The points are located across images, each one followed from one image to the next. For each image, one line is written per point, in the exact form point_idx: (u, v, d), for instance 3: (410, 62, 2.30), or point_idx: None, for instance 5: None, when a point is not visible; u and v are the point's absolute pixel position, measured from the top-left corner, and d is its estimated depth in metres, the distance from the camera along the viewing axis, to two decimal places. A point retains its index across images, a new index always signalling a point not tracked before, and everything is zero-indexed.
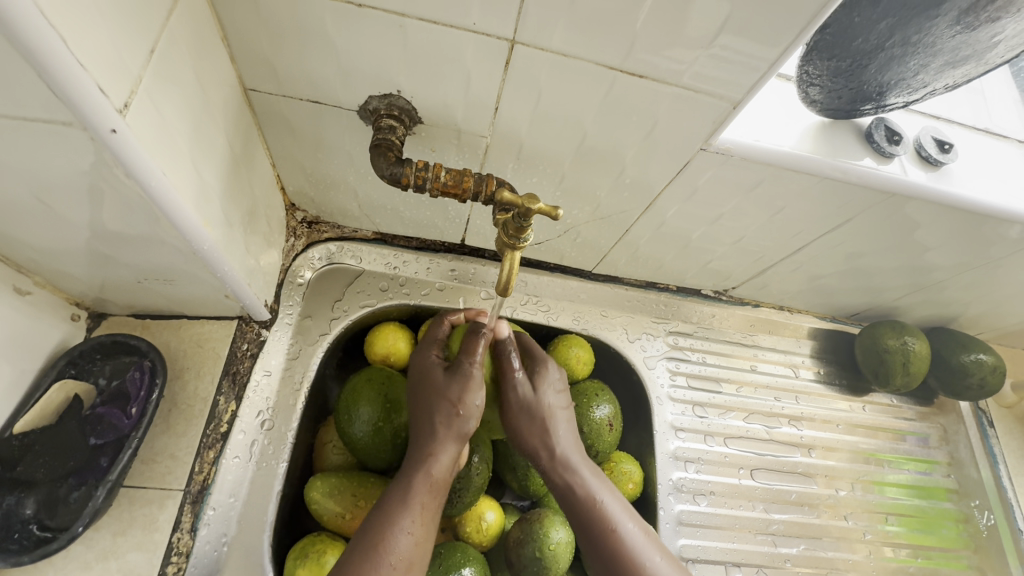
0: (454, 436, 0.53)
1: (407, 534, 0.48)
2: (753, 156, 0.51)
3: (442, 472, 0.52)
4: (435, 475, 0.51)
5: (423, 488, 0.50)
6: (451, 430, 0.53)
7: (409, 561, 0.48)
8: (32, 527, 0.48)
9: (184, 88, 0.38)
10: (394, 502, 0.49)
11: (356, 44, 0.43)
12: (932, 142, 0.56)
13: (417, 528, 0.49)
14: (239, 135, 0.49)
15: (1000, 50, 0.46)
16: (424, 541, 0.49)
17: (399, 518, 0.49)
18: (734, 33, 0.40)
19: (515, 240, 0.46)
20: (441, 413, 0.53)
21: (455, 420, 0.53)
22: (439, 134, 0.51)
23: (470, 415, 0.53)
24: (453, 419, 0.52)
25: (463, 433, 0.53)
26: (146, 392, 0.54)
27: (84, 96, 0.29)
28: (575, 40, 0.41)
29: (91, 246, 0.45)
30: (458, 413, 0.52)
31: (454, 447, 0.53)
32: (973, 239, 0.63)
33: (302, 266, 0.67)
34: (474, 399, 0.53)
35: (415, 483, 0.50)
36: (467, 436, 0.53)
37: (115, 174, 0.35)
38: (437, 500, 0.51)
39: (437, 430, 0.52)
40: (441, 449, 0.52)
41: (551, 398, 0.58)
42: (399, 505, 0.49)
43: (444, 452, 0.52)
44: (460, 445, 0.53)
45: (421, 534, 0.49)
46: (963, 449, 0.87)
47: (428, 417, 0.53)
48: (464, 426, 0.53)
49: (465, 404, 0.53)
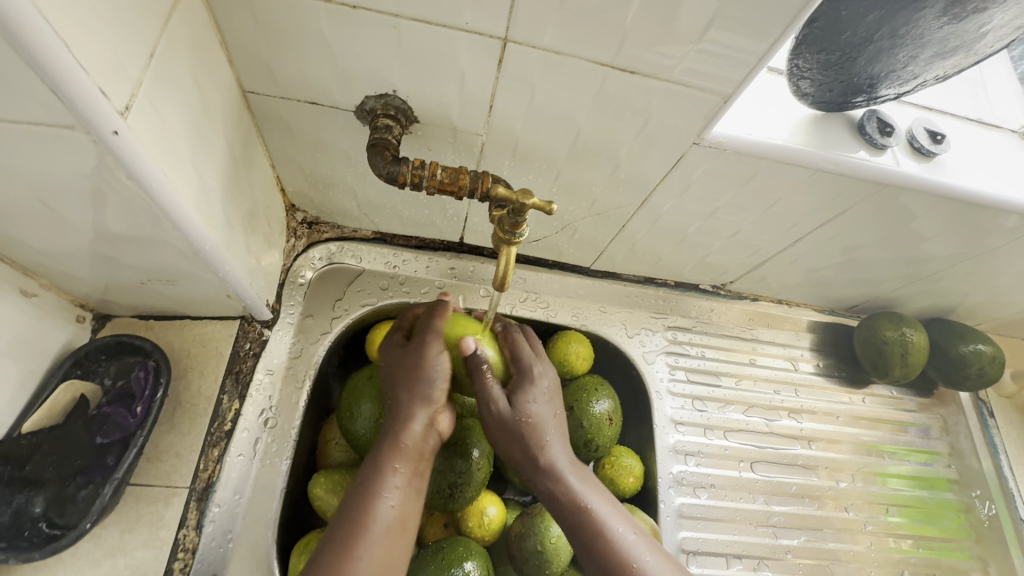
0: (421, 400, 0.51)
1: (389, 503, 0.46)
2: (745, 149, 0.52)
3: (415, 439, 0.50)
4: (407, 443, 0.49)
5: (395, 455, 0.49)
6: (417, 394, 0.51)
7: (392, 529, 0.46)
8: (42, 525, 0.49)
9: (184, 91, 0.39)
10: (370, 474, 0.48)
11: (351, 45, 0.44)
12: (925, 133, 0.57)
13: (395, 494, 0.47)
14: (238, 137, 0.49)
15: (989, 40, 0.47)
16: (408, 509, 0.47)
17: (377, 488, 0.47)
18: (722, 28, 0.41)
19: (511, 236, 0.47)
20: (409, 382, 0.52)
21: (421, 384, 0.52)
22: (435, 132, 0.52)
23: (434, 377, 0.52)
24: (418, 383, 0.52)
25: (430, 397, 0.52)
26: (151, 391, 0.55)
27: (86, 99, 0.30)
28: (566, 38, 0.42)
29: (94, 247, 0.46)
30: (425, 377, 0.52)
31: (424, 412, 0.51)
32: (968, 229, 0.63)
33: (302, 266, 0.67)
34: (436, 361, 0.53)
35: (387, 452, 0.49)
36: (435, 398, 0.52)
37: (117, 176, 0.36)
38: (416, 466, 0.49)
39: (404, 399, 0.51)
40: (411, 415, 0.51)
41: (533, 408, 0.52)
42: (373, 476, 0.48)
43: (414, 418, 0.51)
44: (432, 410, 0.52)
45: (401, 500, 0.47)
46: (964, 439, 0.87)
47: (396, 390, 0.52)
48: (429, 389, 0.52)
49: (429, 368, 0.52)
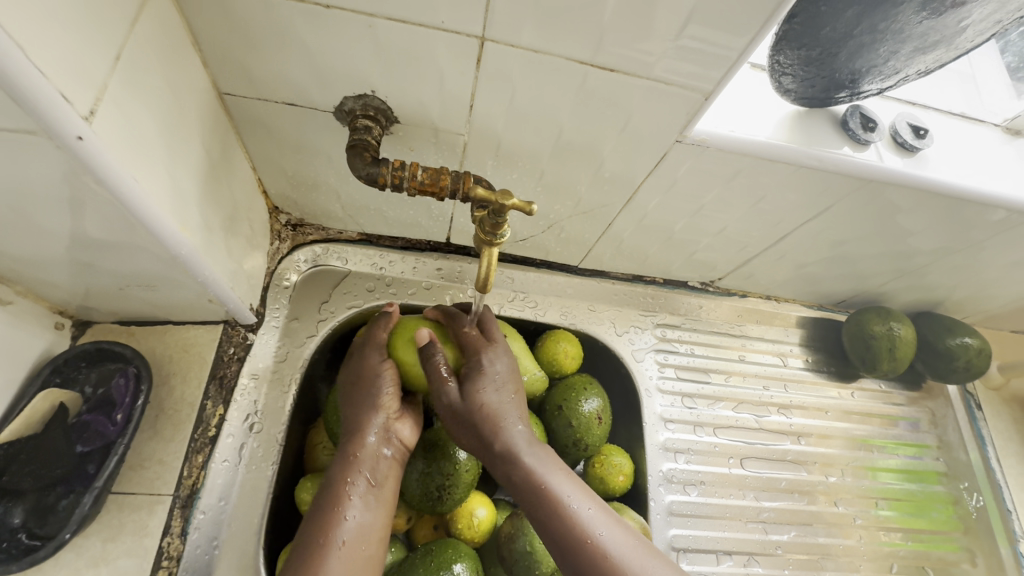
0: (373, 411, 0.55)
1: (348, 516, 0.50)
2: (729, 146, 0.51)
3: (370, 451, 0.54)
4: (362, 457, 0.53)
5: (352, 471, 0.52)
6: (370, 408, 0.55)
7: (351, 541, 0.49)
8: (21, 536, 0.48)
9: (155, 94, 0.38)
10: (329, 490, 0.51)
11: (327, 45, 0.43)
12: (908, 128, 0.57)
13: (354, 509, 0.50)
14: (216, 140, 0.49)
15: (969, 34, 0.47)
16: (369, 523, 0.51)
17: (336, 503, 0.50)
18: (701, 24, 0.40)
19: (493, 237, 0.46)
20: (361, 399, 0.56)
21: (372, 398, 0.56)
22: (417, 133, 0.52)
23: (381, 390, 0.56)
24: (367, 398, 0.56)
25: (380, 406, 0.56)
26: (131, 398, 0.54)
27: (46, 103, 0.29)
28: (544, 36, 0.42)
29: (69, 254, 0.45)
30: (375, 395, 0.56)
31: (377, 425, 0.55)
32: (953, 223, 0.63)
33: (287, 269, 0.67)
34: (387, 379, 0.57)
35: (344, 469, 0.52)
36: (387, 409, 0.56)
37: (86, 182, 0.35)
38: (373, 479, 0.53)
39: (358, 417, 0.55)
40: (365, 430, 0.54)
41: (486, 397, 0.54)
42: (331, 492, 0.51)
43: (368, 433, 0.54)
44: (386, 423, 0.55)
45: (360, 514, 0.50)
46: (952, 432, 0.88)
47: (352, 409, 0.56)
48: (381, 400, 0.56)
49: (378, 387, 0.56)
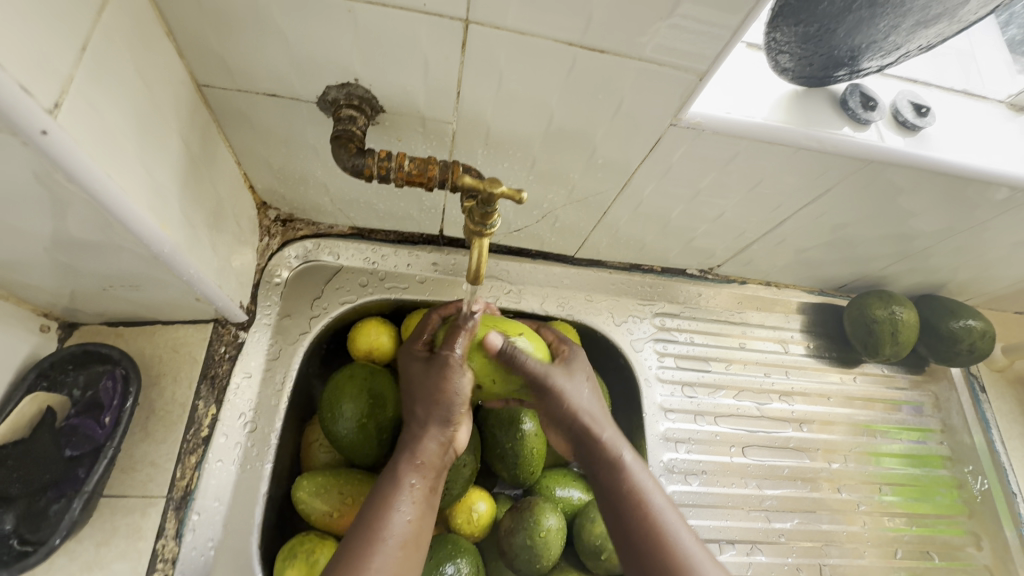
0: (439, 415, 0.52)
1: (402, 517, 0.47)
2: (724, 128, 0.50)
3: (430, 456, 0.51)
4: (423, 459, 0.51)
5: (413, 470, 0.50)
6: (436, 415, 0.52)
7: (405, 543, 0.46)
8: (13, 542, 0.48)
9: (128, 85, 0.37)
10: (387, 487, 0.49)
11: (305, 32, 0.41)
12: (909, 106, 0.55)
13: (410, 509, 0.48)
14: (196, 133, 0.47)
15: (972, 6, 0.45)
16: (422, 524, 0.48)
17: (391, 502, 0.48)
18: (692, 1, 0.39)
19: (482, 227, 0.45)
20: (426, 399, 0.53)
21: (441, 407, 0.52)
22: (403, 122, 0.50)
23: (454, 398, 0.52)
24: (437, 405, 0.52)
25: (451, 414, 0.52)
26: (120, 401, 0.54)
27: (4, 97, 0.28)
28: (530, 17, 0.40)
29: (49, 255, 0.44)
30: (440, 400, 0.52)
31: (442, 429, 0.52)
32: (957, 203, 0.62)
33: (278, 265, 0.65)
34: (457, 383, 0.52)
35: (405, 467, 0.50)
36: (454, 418, 0.52)
37: (57, 180, 0.34)
38: (429, 481, 0.50)
39: (424, 416, 0.52)
40: (428, 432, 0.52)
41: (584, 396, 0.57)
42: (389, 492, 0.48)
43: (430, 435, 0.52)
44: (449, 428, 0.53)
45: (416, 515, 0.48)
46: (955, 415, 0.87)
47: (418, 406, 0.53)
48: (449, 407, 0.52)
49: (446, 389, 0.52)
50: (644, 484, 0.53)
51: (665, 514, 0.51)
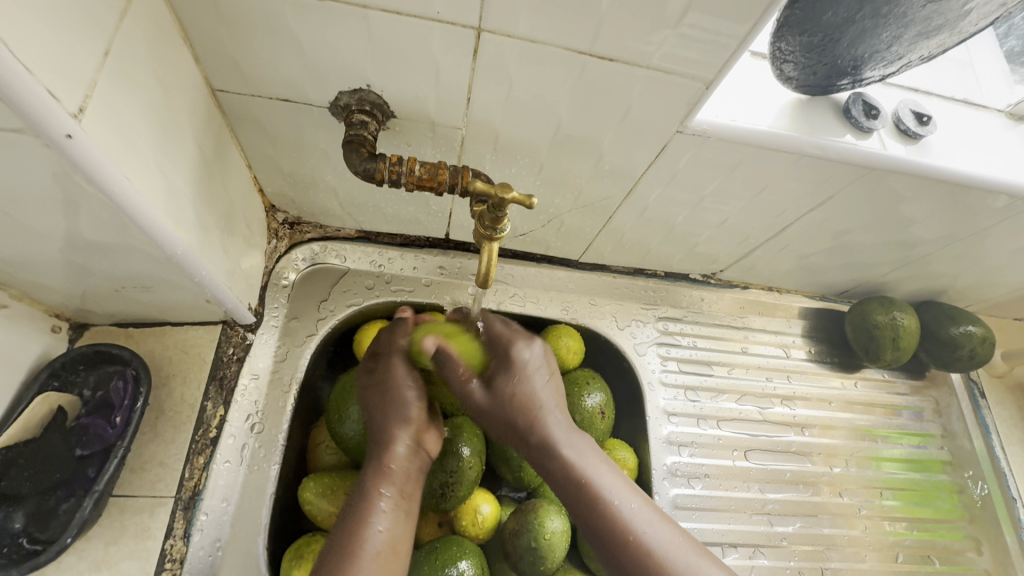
0: (399, 419, 0.53)
1: (377, 528, 0.48)
2: (730, 136, 0.51)
3: (400, 462, 0.52)
4: (391, 467, 0.51)
5: (383, 481, 0.51)
6: (395, 417, 0.53)
7: (381, 553, 0.47)
8: (22, 541, 0.48)
9: (146, 90, 0.38)
10: (359, 499, 0.50)
11: (320, 39, 0.42)
12: (910, 115, 0.56)
13: (383, 519, 0.49)
14: (209, 137, 0.48)
15: (974, 18, 0.46)
16: (396, 532, 0.49)
17: (365, 515, 0.48)
18: (700, 11, 0.40)
19: (492, 231, 0.46)
20: (381, 408, 0.54)
21: (396, 408, 0.54)
22: (414, 128, 0.51)
23: (407, 402, 0.54)
24: (393, 411, 0.54)
25: (408, 417, 0.53)
26: (130, 400, 0.54)
27: (30, 101, 0.29)
28: (541, 26, 0.41)
29: (63, 256, 0.44)
30: (398, 407, 0.54)
31: (405, 433, 0.53)
32: (958, 210, 0.63)
33: (285, 268, 0.66)
34: (407, 386, 0.55)
35: (375, 478, 0.51)
36: (413, 419, 0.54)
37: (77, 182, 0.35)
38: (401, 488, 0.51)
39: (384, 424, 0.53)
40: (393, 439, 0.52)
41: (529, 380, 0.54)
42: (360, 504, 0.49)
43: (394, 442, 0.52)
44: (413, 430, 0.53)
45: (390, 524, 0.49)
46: (956, 420, 0.88)
47: (376, 416, 0.54)
48: (405, 410, 0.54)
49: (399, 395, 0.55)
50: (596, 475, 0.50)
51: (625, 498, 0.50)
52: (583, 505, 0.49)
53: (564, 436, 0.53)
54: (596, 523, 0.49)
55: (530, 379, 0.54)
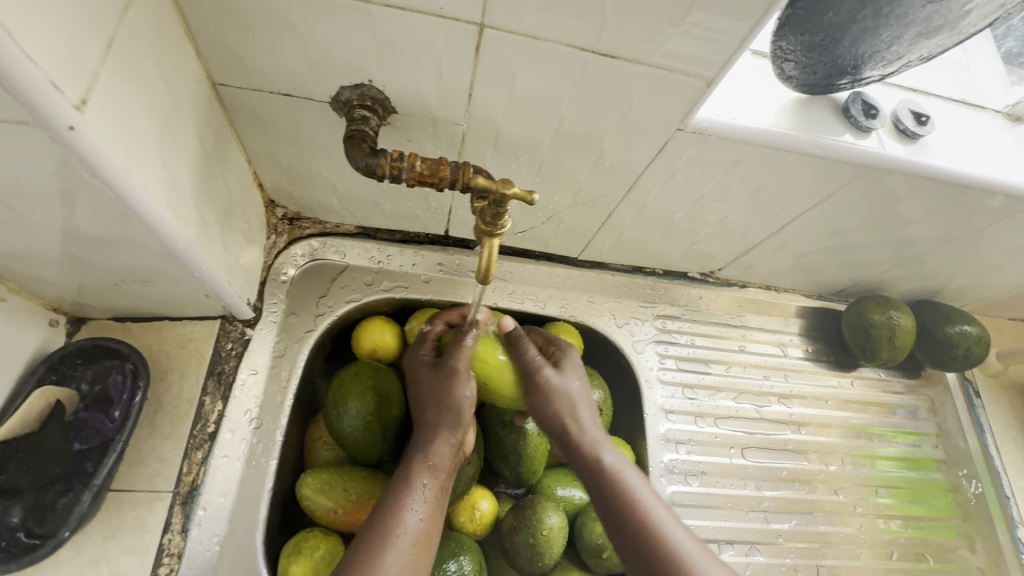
0: (449, 417, 0.54)
1: (415, 516, 0.49)
2: (730, 134, 0.51)
3: (441, 458, 0.53)
4: (435, 461, 0.53)
5: (425, 472, 0.52)
6: (445, 418, 0.54)
7: (416, 540, 0.48)
8: (19, 535, 0.48)
9: (149, 82, 0.38)
10: (399, 486, 0.51)
11: (323, 34, 0.42)
12: (909, 115, 0.56)
13: (422, 508, 0.50)
14: (210, 131, 0.48)
15: (973, 19, 0.46)
16: (432, 524, 0.50)
17: (403, 503, 0.50)
18: (704, 9, 0.40)
19: (493, 227, 0.46)
20: (436, 404, 0.55)
21: (449, 411, 0.54)
22: (415, 123, 0.51)
23: (461, 406, 0.55)
24: (447, 411, 0.54)
25: (459, 421, 0.54)
26: (129, 395, 0.54)
27: (33, 93, 0.29)
28: (545, 22, 0.41)
29: (63, 249, 0.44)
30: (450, 407, 0.54)
31: (452, 434, 0.54)
32: (955, 210, 0.63)
33: (285, 263, 0.66)
34: (465, 391, 0.55)
35: (418, 468, 0.52)
36: (464, 423, 0.55)
37: (79, 174, 0.35)
38: (440, 482, 0.52)
39: (433, 419, 0.54)
40: (438, 436, 0.54)
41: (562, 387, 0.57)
42: (401, 492, 0.50)
43: (441, 439, 0.54)
44: (460, 432, 0.55)
45: (427, 514, 0.50)
46: (950, 419, 0.88)
47: (427, 409, 0.55)
48: (459, 414, 0.54)
49: (456, 398, 0.55)
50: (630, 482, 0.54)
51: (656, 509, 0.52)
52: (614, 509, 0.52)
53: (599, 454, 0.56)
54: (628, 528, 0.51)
55: (563, 396, 0.57)
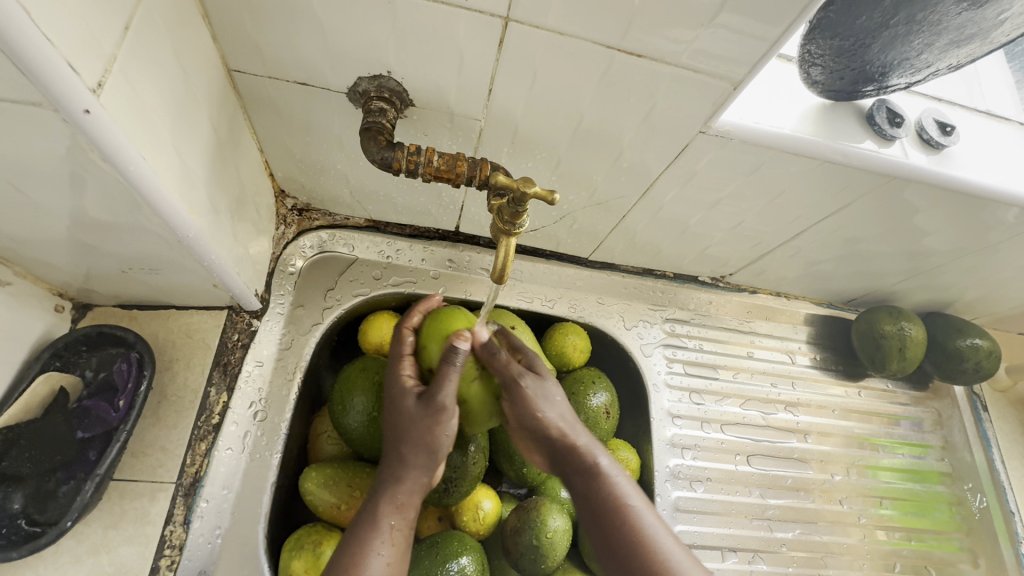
0: (426, 454, 0.52)
1: (381, 561, 0.48)
2: (752, 138, 0.50)
3: (411, 495, 0.51)
4: (404, 500, 0.51)
5: (392, 511, 0.50)
6: (421, 457, 0.52)
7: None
8: (20, 522, 0.47)
9: (166, 67, 0.37)
10: (365, 528, 0.49)
11: (344, 23, 0.41)
12: (934, 124, 0.55)
13: (388, 551, 0.48)
14: (224, 118, 0.47)
15: (1006, 29, 0.45)
16: (398, 566, 0.49)
17: (369, 546, 0.48)
18: (734, 11, 0.39)
19: (511, 226, 0.45)
20: (413, 439, 0.51)
21: (427, 448, 0.51)
22: (432, 117, 0.50)
23: (440, 442, 0.52)
24: (424, 447, 0.51)
25: (436, 458, 0.52)
26: (134, 383, 0.53)
27: (50, 73, 0.28)
28: (571, 18, 0.40)
29: (70, 234, 0.43)
30: (429, 443, 0.51)
31: (425, 472, 0.52)
32: (973, 223, 0.62)
33: (293, 255, 0.65)
34: (446, 429, 0.52)
35: (387, 509, 0.50)
36: (439, 460, 0.53)
37: (91, 159, 0.34)
38: (407, 521, 0.51)
39: (409, 458, 0.52)
40: (410, 473, 0.52)
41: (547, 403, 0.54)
42: (367, 533, 0.49)
43: (412, 477, 0.52)
44: (431, 470, 0.53)
45: (394, 556, 0.49)
46: (957, 432, 0.88)
47: (404, 445, 0.52)
48: (436, 451, 0.52)
49: (436, 434, 0.51)
50: (621, 490, 0.52)
51: (645, 517, 0.50)
52: (603, 516, 0.51)
53: (591, 460, 0.54)
54: (614, 533, 0.50)
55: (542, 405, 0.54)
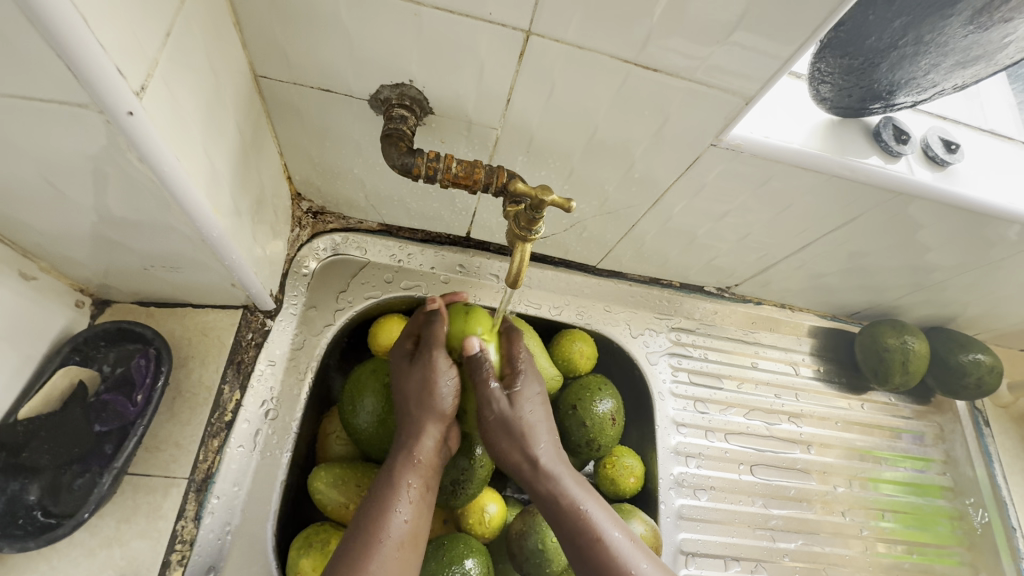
0: (432, 412, 0.53)
1: (401, 518, 0.49)
2: (763, 153, 0.51)
3: (428, 454, 0.52)
4: (420, 457, 0.52)
5: (410, 471, 0.51)
6: (428, 411, 0.53)
7: (404, 543, 0.48)
8: (36, 514, 0.48)
9: (200, 71, 0.38)
10: (385, 488, 0.50)
11: (370, 33, 0.43)
12: (939, 142, 0.57)
13: (407, 509, 0.49)
14: (249, 122, 0.48)
15: (1011, 51, 0.46)
16: (419, 523, 0.50)
17: (388, 504, 0.49)
18: (749, 30, 0.40)
19: (527, 233, 0.46)
20: (418, 397, 0.53)
21: (431, 402, 0.53)
22: (450, 125, 0.51)
23: (440, 399, 0.54)
24: (427, 405, 0.53)
25: (442, 412, 0.53)
26: (152, 379, 0.54)
27: (100, 77, 0.29)
28: (590, 32, 0.41)
29: (96, 230, 0.44)
30: (433, 400, 0.53)
31: (437, 428, 0.53)
32: (976, 240, 0.63)
33: (307, 256, 0.66)
34: (444, 383, 0.54)
35: (404, 468, 0.51)
36: (445, 415, 0.54)
37: (128, 158, 0.35)
38: (426, 479, 0.52)
39: (419, 416, 0.53)
40: (423, 430, 0.53)
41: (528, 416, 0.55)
42: (388, 490, 0.50)
43: (426, 435, 0.53)
44: (442, 425, 0.54)
45: (413, 513, 0.49)
46: (959, 447, 0.88)
47: (409, 405, 0.54)
48: (440, 405, 0.53)
49: (434, 389, 0.53)
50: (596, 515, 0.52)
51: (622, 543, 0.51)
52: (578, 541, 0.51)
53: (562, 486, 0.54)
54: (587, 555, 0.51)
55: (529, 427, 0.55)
